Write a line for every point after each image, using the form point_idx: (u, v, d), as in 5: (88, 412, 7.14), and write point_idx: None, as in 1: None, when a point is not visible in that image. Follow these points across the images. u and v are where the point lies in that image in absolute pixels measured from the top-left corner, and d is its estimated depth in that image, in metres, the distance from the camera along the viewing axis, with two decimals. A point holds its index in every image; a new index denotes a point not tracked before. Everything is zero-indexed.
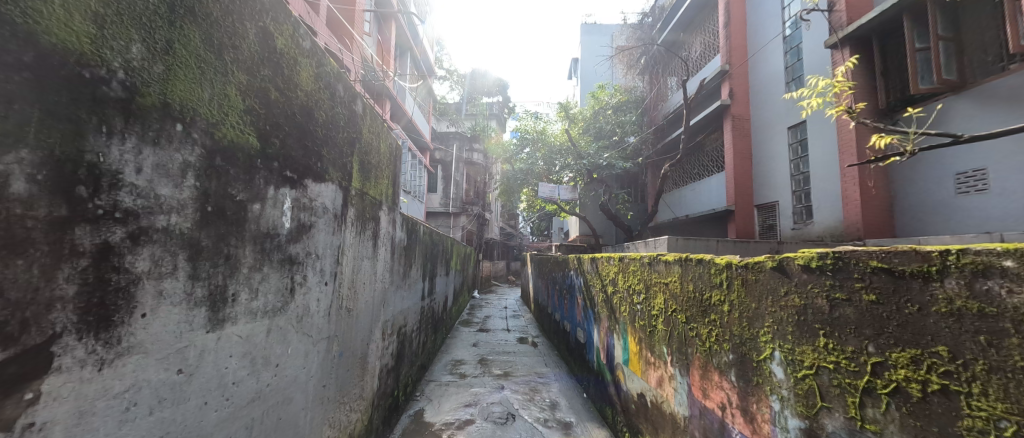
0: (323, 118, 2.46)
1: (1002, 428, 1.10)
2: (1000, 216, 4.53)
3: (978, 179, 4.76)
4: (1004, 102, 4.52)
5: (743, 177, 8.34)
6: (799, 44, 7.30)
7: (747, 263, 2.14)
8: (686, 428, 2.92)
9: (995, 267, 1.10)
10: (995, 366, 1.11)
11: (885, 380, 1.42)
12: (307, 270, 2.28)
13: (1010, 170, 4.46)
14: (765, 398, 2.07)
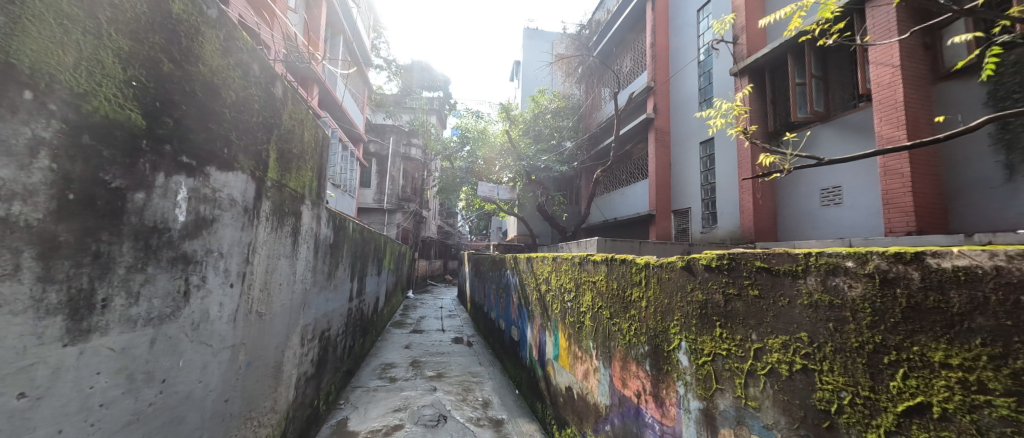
0: (233, 99, 2.19)
1: (842, 397, 1.34)
2: (852, 224, 5.51)
3: (836, 194, 5.74)
4: (854, 133, 5.54)
5: (663, 185, 9.14)
6: (710, 69, 8.20)
7: (662, 262, 2.36)
8: (607, 416, 3.12)
9: (840, 267, 1.34)
10: (838, 347, 1.35)
11: (764, 362, 1.66)
12: (207, 270, 2.01)
13: (858, 187, 5.45)
14: (673, 384, 2.29)
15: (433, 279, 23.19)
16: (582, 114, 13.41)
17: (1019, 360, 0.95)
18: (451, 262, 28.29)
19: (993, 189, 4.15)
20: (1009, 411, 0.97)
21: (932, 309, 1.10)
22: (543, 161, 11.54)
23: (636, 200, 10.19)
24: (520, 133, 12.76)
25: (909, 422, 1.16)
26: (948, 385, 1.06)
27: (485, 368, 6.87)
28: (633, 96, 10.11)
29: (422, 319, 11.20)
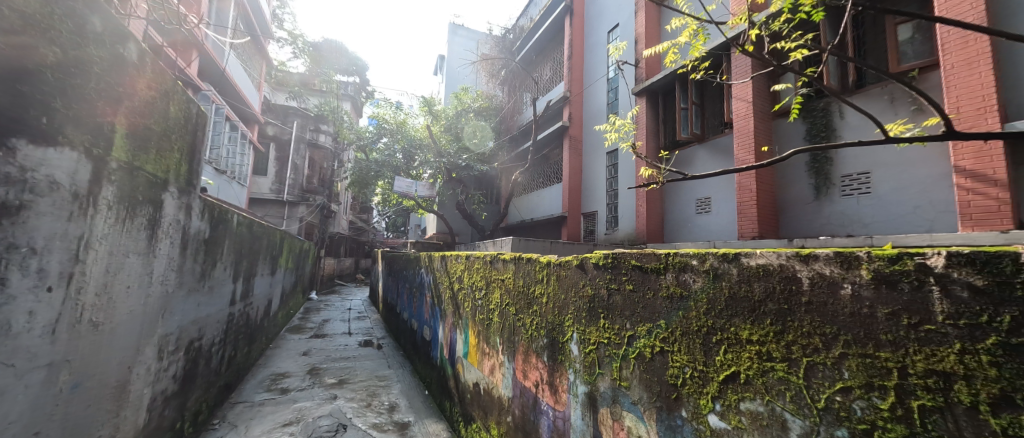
0: (56, 57, 1.77)
1: (685, 371, 1.60)
2: (717, 229, 6.57)
3: (707, 204, 6.78)
4: (721, 153, 6.60)
5: (574, 189, 9.78)
6: (616, 86, 8.99)
7: (561, 261, 2.55)
8: (509, 407, 3.25)
9: (689, 264, 1.61)
10: (685, 330, 1.62)
11: (636, 347, 1.89)
12: (10, 269, 1.59)
13: (722, 199, 6.51)
14: (565, 372, 2.50)
15: (343, 278, 21.43)
16: (502, 117, 13.50)
17: (789, 334, 1.21)
18: (364, 260, 26.45)
19: (809, 204, 5.31)
20: (784, 374, 1.21)
21: (743, 297, 1.36)
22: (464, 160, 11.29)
23: (550, 203, 10.74)
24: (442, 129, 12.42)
25: (726, 387, 1.41)
26: (750, 356, 1.33)
27: (394, 371, 6.54)
28: (550, 104, 10.59)
29: (325, 322, 10.25)
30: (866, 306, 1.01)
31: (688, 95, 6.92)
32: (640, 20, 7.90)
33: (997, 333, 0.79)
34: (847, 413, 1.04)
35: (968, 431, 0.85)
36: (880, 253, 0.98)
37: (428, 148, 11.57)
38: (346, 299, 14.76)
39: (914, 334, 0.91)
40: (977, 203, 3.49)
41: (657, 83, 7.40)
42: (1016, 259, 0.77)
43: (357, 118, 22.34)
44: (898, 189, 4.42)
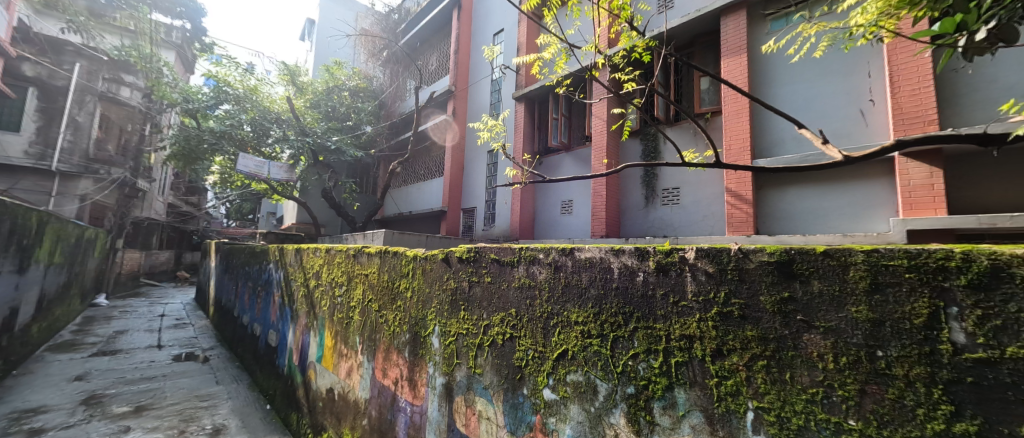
0: None
1: (528, 352, 1.76)
2: (578, 229, 7.06)
3: (570, 205, 7.24)
4: (580, 161, 7.21)
5: (456, 183, 9.36)
6: (499, 89, 8.88)
7: (427, 254, 2.52)
8: (365, 410, 3.07)
9: (538, 257, 1.77)
10: (530, 316, 1.77)
11: (491, 335, 1.99)
12: None
13: (584, 201, 7.04)
14: (425, 366, 2.49)
15: (158, 276, 16.77)
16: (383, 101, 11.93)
17: (603, 314, 1.44)
18: (192, 253, 21.21)
19: (641, 211, 6.33)
20: (598, 347, 1.44)
21: (575, 285, 1.57)
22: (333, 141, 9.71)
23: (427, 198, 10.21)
24: (306, 104, 10.79)
25: (559, 363, 1.61)
26: (576, 335, 1.53)
27: (225, 386, 5.41)
28: (434, 95, 9.94)
29: (120, 333, 7.89)
30: (650, 289, 1.30)
31: (560, 107, 7.32)
32: (522, 29, 8.10)
33: (717, 305, 1.11)
34: (634, 373, 1.32)
35: (699, 376, 1.15)
36: (662, 248, 1.29)
37: (289, 124, 9.75)
38: (159, 303, 11.58)
39: (676, 308, 1.22)
40: (738, 214, 4.76)
41: (536, 92, 7.61)
42: (729, 252, 1.10)
43: (185, 74, 17.66)
44: (696, 201, 5.70)
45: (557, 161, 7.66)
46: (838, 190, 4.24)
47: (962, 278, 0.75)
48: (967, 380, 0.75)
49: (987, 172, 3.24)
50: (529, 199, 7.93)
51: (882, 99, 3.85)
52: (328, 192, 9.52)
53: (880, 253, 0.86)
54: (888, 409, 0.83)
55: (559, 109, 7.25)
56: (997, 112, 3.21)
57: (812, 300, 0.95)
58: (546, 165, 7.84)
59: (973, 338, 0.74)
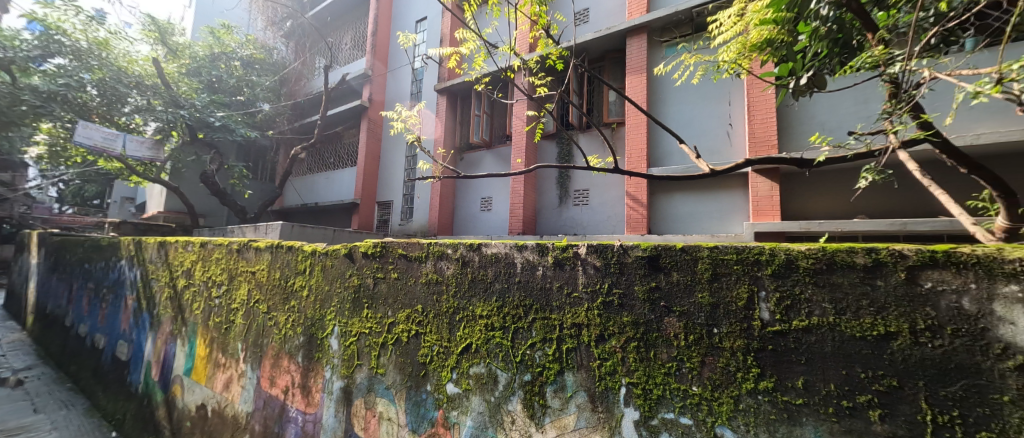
0: None
1: (433, 348, 1.74)
2: (496, 227, 6.74)
3: (489, 202, 6.87)
4: (500, 160, 6.85)
5: (370, 174, 8.35)
6: (420, 79, 8.16)
7: (328, 250, 2.33)
8: (246, 426, 2.73)
9: (445, 252, 1.76)
10: (436, 311, 1.75)
11: (394, 334, 1.92)
12: None
13: (502, 199, 6.74)
14: (321, 371, 2.30)
15: None
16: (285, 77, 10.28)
17: (507, 307, 1.50)
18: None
19: (555, 210, 6.29)
20: (500, 339, 1.50)
21: (480, 280, 1.61)
22: (218, 117, 8.12)
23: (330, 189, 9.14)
24: (180, 70, 8.61)
25: (462, 357, 1.63)
26: (480, 329, 1.57)
27: (49, 414, 4.30)
28: (347, 77, 8.86)
29: None
30: (547, 282, 1.40)
31: (481, 105, 6.85)
32: (445, 20, 7.56)
33: (603, 295, 1.25)
34: (530, 360, 1.41)
35: (585, 360, 1.28)
36: (559, 243, 1.39)
37: (155, 91, 7.72)
38: None
39: (568, 298, 1.33)
40: (635, 215, 5.31)
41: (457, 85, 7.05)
42: (612, 249, 1.24)
43: None
44: (603, 203, 5.82)
45: (479, 158, 7.19)
46: (714, 197, 4.94)
47: (770, 268, 0.99)
48: (769, 347, 0.97)
49: (807, 187, 4.11)
50: (450, 194, 7.34)
51: (738, 123, 4.66)
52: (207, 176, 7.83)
53: (720, 249, 1.06)
54: (721, 374, 1.03)
55: (481, 106, 6.80)
56: (811, 143, 4.12)
57: (672, 289, 1.12)
58: (467, 163, 7.29)
59: (774, 315, 0.98)
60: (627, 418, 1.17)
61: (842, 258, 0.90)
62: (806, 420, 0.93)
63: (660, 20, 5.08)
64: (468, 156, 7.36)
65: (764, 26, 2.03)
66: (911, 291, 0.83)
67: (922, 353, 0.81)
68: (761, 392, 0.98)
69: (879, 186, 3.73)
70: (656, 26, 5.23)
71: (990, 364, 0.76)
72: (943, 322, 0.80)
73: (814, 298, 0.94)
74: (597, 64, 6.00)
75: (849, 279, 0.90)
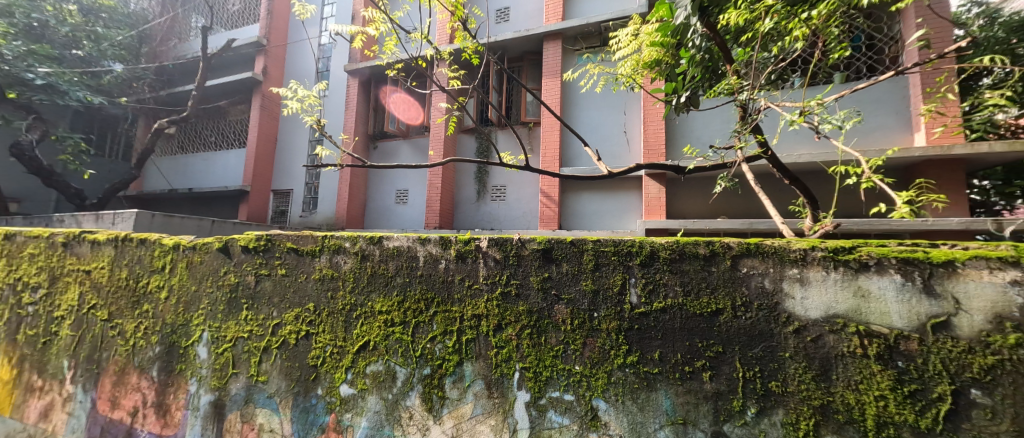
0: None
1: (327, 350, 1.59)
2: (412, 221, 6.26)
3: (404, 195, 6.33)
4: (416, 150, 6.28)
5: (264, 158, 7.12)
6: (328, 57, 7.13)
7: (195, 243, 1.96)
8: None
9: (342, 246, 1.61)
10: (330, 310, 1.60)
11: (277, 336, 1.70)
12: None
13: (420, 191, 6.26)
14: (184, 385, 1.95)
15: None
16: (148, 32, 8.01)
17: (408, 302, 1.46)
18: None
19: (473, 205, 6.10)
20: (400, 335, 1.45)
21: (381, 274, 1.52)
22: (38, 73, 5.94)
23: (205, 173, 7.79)
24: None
25: (359, 356, 1.52)
26: (379, 325, 1.49)
27: None
28: (233, 43, 7.33)
29: None
30: (451, 276, 1.40)
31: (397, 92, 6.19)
32: None
33: (501, 286, 1.30)
34: (431, 354, 1.40)
35: (483, 349, 1.32)
36: (462, 237, 1.39)
37: None
38: None
39: (468, 290, 1.36)
40: (547, 211, 5.34)
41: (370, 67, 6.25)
42: (512, 242, 1.30)
43: None
44: (520, 199, 5.82)
45: (394, 148, 6.49)
46: (615, 196, 5.26)
47: (639, 258, 1.14)
48: (636, 326, 1.13)
49: (683, 190, 4.77)
50: (363, 184, 6.58)
51: (632, 131, 5.23)
52: (20, 148, 5.93)
53: (602, 242, 1.19)
54: (598, 353, 1.16)
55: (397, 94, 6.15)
56: (682, 153, 4.80)
57: (562, 278, 1.22)
58: (381, 153, 6.57)
59: (640, 298, 1.13)
60: (519, 401, 1.25)
61: (690, 249, 1.09)
62: (660, 385, 1.10)
63: (573, 29, 5.37)
64: (380, 145, 6.61)
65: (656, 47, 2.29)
66: (734, 276, 1.05)
67: (739, 325, 1.03)
68: (628, 365, 1.13)
69: (729, 192, 4.52)
70: (570, 34, 5.51)
71: (778, 329, 1.00)
72: (754, 299, 1.03)
73: (669, 282, 1.11)
74: (516, 63, 6.08)
75: (694, 266, 1.09)
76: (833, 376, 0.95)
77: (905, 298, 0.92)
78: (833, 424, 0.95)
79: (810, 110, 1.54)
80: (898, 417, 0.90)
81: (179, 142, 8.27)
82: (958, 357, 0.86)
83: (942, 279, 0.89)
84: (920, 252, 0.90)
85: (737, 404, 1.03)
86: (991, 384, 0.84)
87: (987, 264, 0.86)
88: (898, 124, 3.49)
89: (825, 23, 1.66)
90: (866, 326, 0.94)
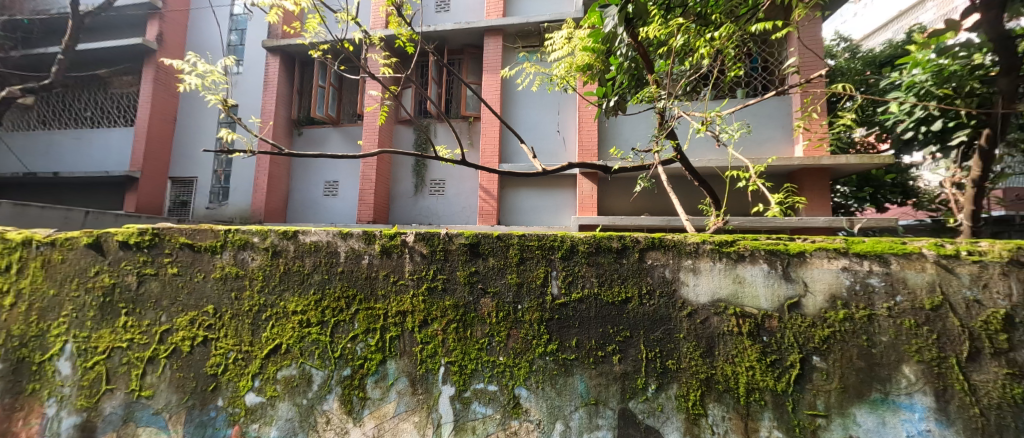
0: None
1: (229, 357, 1.43)
2: (343, 215, 5.81)
3: (334, 187, 5.86)
4: (348, 139, 5.85)
5: (159, 140, 6.04)
6: (243, 29, 6.29)
7: (55, 238, 1.62)
8: None
9: (248, 242, 1.46)
10: (234, 312, 1.44)
11: (166, 344, 1.48)
12: None
13: (352, 183, 5.84)
14: (38, 407, 1.61)
15: None
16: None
17: (326, 300, 1.37)
18: None
19: (410, 199, 5.85)
20: (317, 335, 1.36)
21: (295, 271, 1.40)
22: None
23: (72, 154, 6.48)
24: None
25: (267, 361, 1.40)
26: (293, 326, 1.38)
27: None
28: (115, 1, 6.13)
29: None
30: (374, 271, 1.34)
31: (327, 75, 5.70)
32: None
33: (427, 281, 1.28)
34: (351, 354, 1.33)
35: (406, 346, 1.29)
36: (387, 231, 1.34)
37: None
38: None
39: (392, 286, 1.31)
40: (486, 207, 5.31)
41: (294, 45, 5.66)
42: (439, 237, 1.28)
43: None
44: (458, 193, 5.70)
45: (321, 136, 5.97)
46: (552, 193, 5.35)
47: (560, 252, 1.20)
48: (556, 316, 1.19)
49: (609, 188, 5.09)
50: (284, 174, 5.95)
51: (566, 131, 5.43)
52: None
53: (527, 237, 1.23)
54: (522, 343, 1.20)
55: (326, 77, 5.66)
56: (609, 154, 5.09)
57: (488, 272, 1.24)
58: (306, 141, 6.00)
59: (560, 289, 1.19)
60: (443, 395, 1.25)
61: (605, 243, 1.18)
62: (577, 371, 1.18)
63: (513, 26, 5.42)
64: (306, 131, 6.03)
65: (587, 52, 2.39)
66: (641, 267, 1.16)
67: (644, 311, 1.14)
68: (548, 353, 1.19)
69: (647, 191, 4.93)
70: (511, 32, 5.55)
71: (675, 314, 1.13)
72: (657, 287, 1.15)
73: (586, 273, 1.19)
74: (456, 56, 5.97)
75: (608, 259, 1.18)
76: (716, 352, 1.10)
77: (770, 283, 1.09)
78: (715, 394, 1.09)
79: (711, 120, 1.74)
80: (763, 383, 1.07)
81: (32, 114, 6.75)
82: (805, 330, 1.05)
83: (796, 267, 1.08)
84: (781, 245, 1.08)
85: (641, 383, 1.14)
86: (827, 351, 1.04)
87: (827, 254, 1.06)
88: (782, 136, 4.08)
89: (724, 43, 1.89)
90: (742, 308, 1.10)
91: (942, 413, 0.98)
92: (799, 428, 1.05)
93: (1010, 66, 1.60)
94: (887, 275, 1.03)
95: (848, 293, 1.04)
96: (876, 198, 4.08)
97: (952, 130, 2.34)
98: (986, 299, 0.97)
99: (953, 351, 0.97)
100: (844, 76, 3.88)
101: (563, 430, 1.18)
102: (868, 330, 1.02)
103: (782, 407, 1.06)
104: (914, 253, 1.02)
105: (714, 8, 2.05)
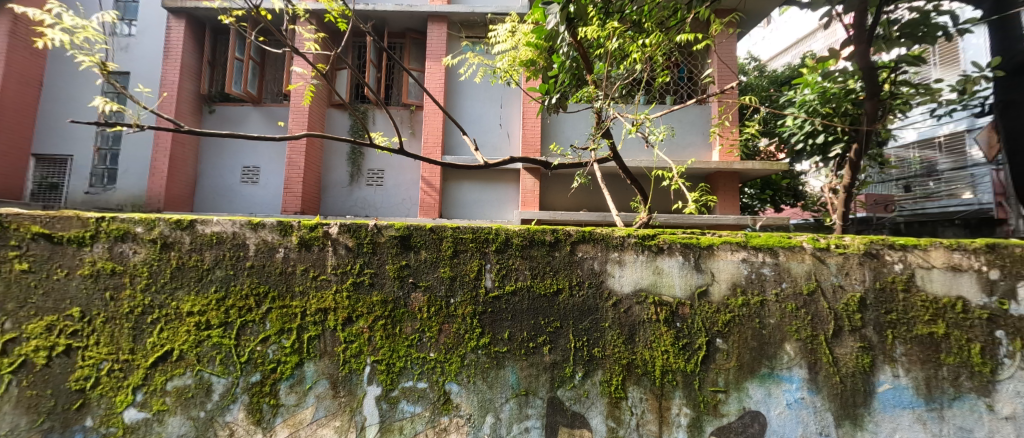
0: None
1: (101, 369, 1.20)
2: (264, 205, 5.22)
3: (253, 173, 5.23)
4: (270, 120, 5.26)
5: (17, 109, 4.90)
6: None
7: None
8: None
9: (130, 233, 1.23)
10: (109, 316, 1.21)
11: (11, 357, 1.19)
12: None
13: (273, 169, 5.26)
14: None
15: None
16: None
17: (229, 300, 1.21)
18: None
19: (343, 189, 5.45)
20: (218, 338, 1.20)
21: (191, 267, 1.22)
22: None
23: None
24: None
25: (155, 371, 1.20)
26: (189, 329, 1.20)
27: None
28: None
29: None
30: (290, 266, 1.21)
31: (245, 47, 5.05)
32: None
33: (352, 276, 1.20)
34: (261, 358, 1.20)
35: (326, 346, 1.20)
36: (306, 222, 1.22)
37: None
38: None
39: (313, 282, 1.21)
40: (428, 200, 5.14)
41: (202, 9, 4.92)
42: (365, 229, 1.21)
43: None
44: (397, 185, 5.43)
45: (236, 115, 5.28)
46: (493, 187, 5.32)
47: (494, 245, 1.20)
48: (489, 309, 1.19)
49: (547, 183, 5.23)
50: (189, 156, 5.17)
51: (507, 125, 5.45)
52: None
53: (461, 230, 1.21)
54: (454, 338, 1.18)
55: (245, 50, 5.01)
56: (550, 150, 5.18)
57: (420, 265, 1.20)
58: (217, 120, 5.27)
59: (494, 282, 1.19)
60: (369, 396, 1.18)
61: (539, 237, 1.20)
62: (508, 363, 1.18)
63: (457, 15, 5.30)
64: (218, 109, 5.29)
65: (529, 47, 2.39)
66: (572, 259, 1.20)
67: (573, 302, 1.19)
68: (480, 347, 1.18)
69: (583, 188, 5.15)
70: (455, 20, 5.41)
71: (602, 304, 1.19)
72: (586, 279, 1.20)
73: (518, 265, 1.20)
74: (397, 39, 5.67)
75: (540, 252, 1.20)
76: (636, 338, 1.18)
77: (683, 273, 1.20)
78: (634, 377, 1.18)
79: (641, 122, 1.85)
80: (675, 365, 1.17)
81: None
82: (710, 316, 1.18)
83: (706, 258, 1.20)
84: (694, 239, 1.20)
85: (568, 371, 1.18)
86: (727, 333, 1.17)
87: (731, 247, 1.20)
88: (701, 142, 4.52)
89: (654, 51, 2.00)
90: (659, 297, 1.19)
91: (813, 382, 1.15)
92: (703, 403, 1.17)
93: (873, 91, 1.92)
94: (776, 266, 1.19)
95: (745, 282, 1.19)
96: (775, 200, 4.79)
97: (831, 144, 2.76)
98: (847, 284, 1.16)
99: (822, 330, 1.15)
100: (753, 91, 4.42)
101: (493, 423, 1.18)
102: (760, 313, 1.17)
103: (691, 386, 1.17)
104: (796, 246, 1.19)
105: (648, 18, 2.17)
